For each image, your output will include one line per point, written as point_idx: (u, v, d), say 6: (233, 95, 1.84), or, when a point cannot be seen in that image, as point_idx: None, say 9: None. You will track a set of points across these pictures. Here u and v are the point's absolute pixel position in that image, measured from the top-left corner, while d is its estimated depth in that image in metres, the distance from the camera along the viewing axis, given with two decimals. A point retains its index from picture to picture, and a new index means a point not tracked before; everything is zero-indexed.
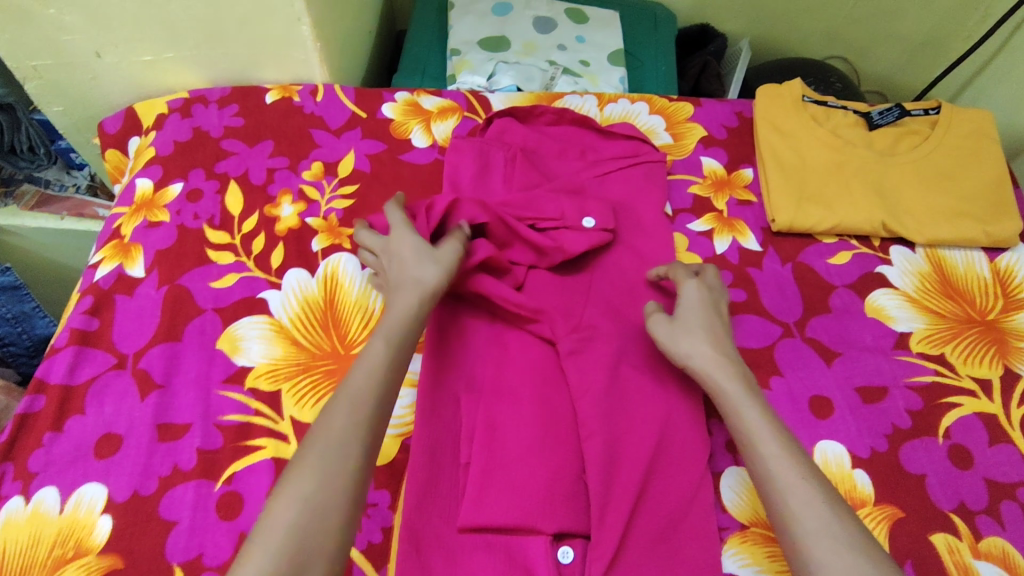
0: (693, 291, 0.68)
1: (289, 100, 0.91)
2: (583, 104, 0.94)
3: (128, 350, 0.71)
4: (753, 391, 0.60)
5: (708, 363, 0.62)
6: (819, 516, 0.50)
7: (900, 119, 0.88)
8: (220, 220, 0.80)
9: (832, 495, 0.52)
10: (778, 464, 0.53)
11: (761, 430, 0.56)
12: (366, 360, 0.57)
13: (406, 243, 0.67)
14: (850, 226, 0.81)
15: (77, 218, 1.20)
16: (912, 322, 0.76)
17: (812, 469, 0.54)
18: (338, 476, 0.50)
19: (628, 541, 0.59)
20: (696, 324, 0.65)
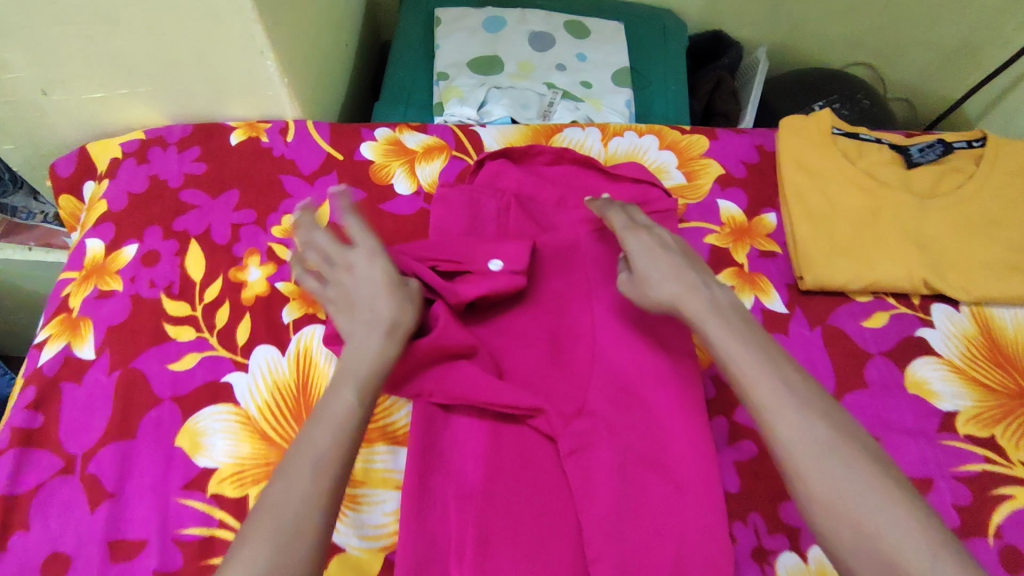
0: (637, 238, 0.63)
1: (256, 141, 0.81)
2: (584, 138, 0.84)
3: (78, 450, 0.64)
4: (729, 312, 0.56)
5: (673, 297, 0.58)
6: (792, 428, 0.48)
7: (942, 157, 0.79)
8: (179, 288, 0.72)
9: (807, 398, 0.50)
10: (750, 381, 0.51)
11: (733, 352, 0.53)
12: (329, 415, 0.51)
13: (374, 269, 0.60)
14: (887, 283, 0.72)
15: (46, 249, 1.06)
16: (958, 399, 0.68)
17: (790, 378, 0.51)
18: (296, 538, 0.45)
19: None
20: (654, 266, 0.60)
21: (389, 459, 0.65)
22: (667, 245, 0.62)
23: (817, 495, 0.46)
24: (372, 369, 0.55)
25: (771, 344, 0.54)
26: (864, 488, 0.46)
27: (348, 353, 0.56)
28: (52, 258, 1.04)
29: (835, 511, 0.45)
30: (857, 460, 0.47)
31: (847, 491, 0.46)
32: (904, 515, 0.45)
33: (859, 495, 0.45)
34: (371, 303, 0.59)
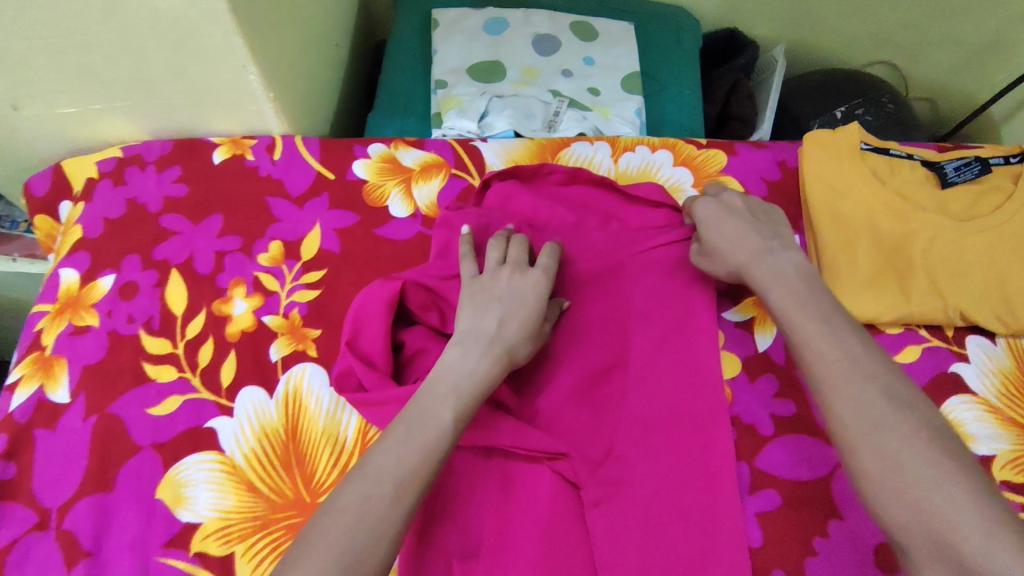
0: (706, 204, 0.63)
1: (241, 159, 0.76)
2: (594, 153, 0.78)
3: (53, 503, 0.59)
4: (793, 279, 0.54)
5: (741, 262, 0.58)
6: (844, 393, 0.46)
7: (980, 176, 0.73)
8: (159, 322, 0.67)
9: (870, 367, 0.47)
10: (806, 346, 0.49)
11: (790, 320, 0.51)
12: (425, 426, 0.48)
13: (526, 298, 0.57)
14: (921, 315, 0.67)
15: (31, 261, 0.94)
16: (996, 443, 0.63)
17: (855, 346, 0.48)
18: (369, 551, 0.41)
19: None
20: (717, 232, 0.61)
21: None
22: (736, 213, 0.62)
23: (863, 462, 0.44)
24: (477, 391, 0.51)
25: (839, 314, 0.51)
26: (924, 463, 0.42)
27: (449, 359, 0.52)
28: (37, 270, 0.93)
29: (879, 478, 0.42)
30: (911, 428, 0.43)
31: (894, 462, 0.42)
32: (961, 492, 0.40)
33: (915, 469, 0.42)
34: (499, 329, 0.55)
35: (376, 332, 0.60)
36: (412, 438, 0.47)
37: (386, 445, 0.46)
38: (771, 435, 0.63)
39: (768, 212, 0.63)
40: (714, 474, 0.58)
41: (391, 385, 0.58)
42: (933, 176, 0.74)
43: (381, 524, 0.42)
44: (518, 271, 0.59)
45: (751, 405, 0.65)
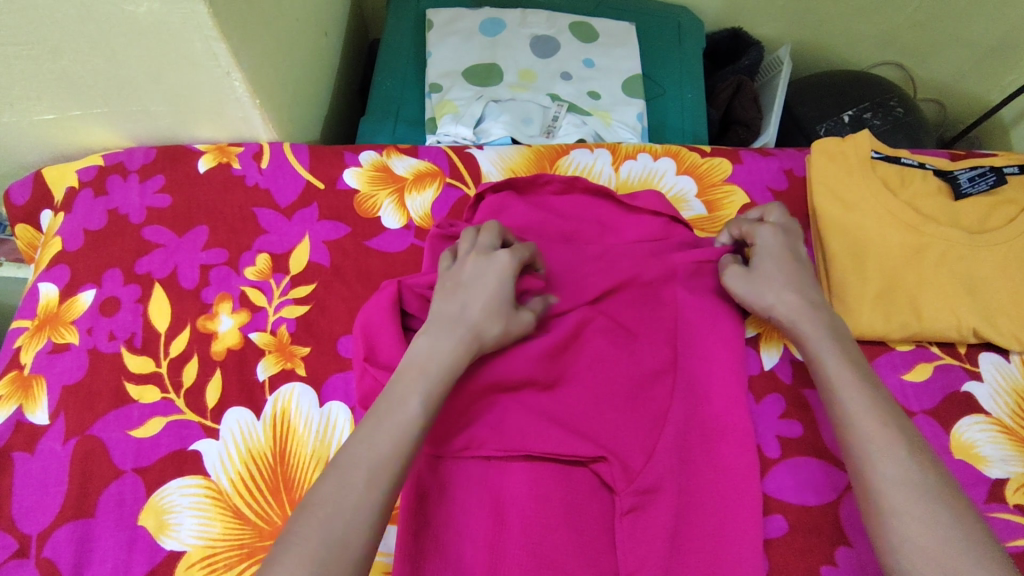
0: (769, 234, 0.62)
1: (227, 167, 0.73)
2: (594, 161, 0.76)
3: (32, 529, 0.57)
4: (840, 338, 0.56)
5: (788, 311, 0.58)
6: (892, 455, 0.47)
7: (995, 188, 0.70)
8: (141, 340, 0.65)
9: (915, 441, 0.48)
10: (856, 411, 0.50)
11: (841, 374, 0.53)
12: (395, 418, 0.46)
13: (488, 282, 0.54)
14: (933, 333, 0.65)
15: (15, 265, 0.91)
16: (1009, 465, 0.60)
17: (900, 416, 0.50)
18: (348, 544, 0.41)
19: None
20: (773, 271, 0.60)
21: None
22: (798, 255, 0.61)
23: (904, 527, 0.44)
24: (446, 372, 0.49)
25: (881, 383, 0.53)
26: (966, 539, 0.43)
27: (418, 347, 0.51)
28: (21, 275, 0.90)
29: (919, 543, 0.43)
30: (955, 505, 0.45)
31: (945, 533, 0.43)
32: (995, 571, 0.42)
33: (958, 543, 0.43)
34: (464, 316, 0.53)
35: (392, 340, 0.58)
36: (393, 434, 0.45)
37: (368, 438, 0.45)
38: (777, 458, 0.61)
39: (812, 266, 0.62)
40: (721, 501, 0.55)
41: None
42: (945, 186, 0.71)
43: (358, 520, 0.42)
44: (481, 255, 0.56)
45: (757, 427, 0.62)
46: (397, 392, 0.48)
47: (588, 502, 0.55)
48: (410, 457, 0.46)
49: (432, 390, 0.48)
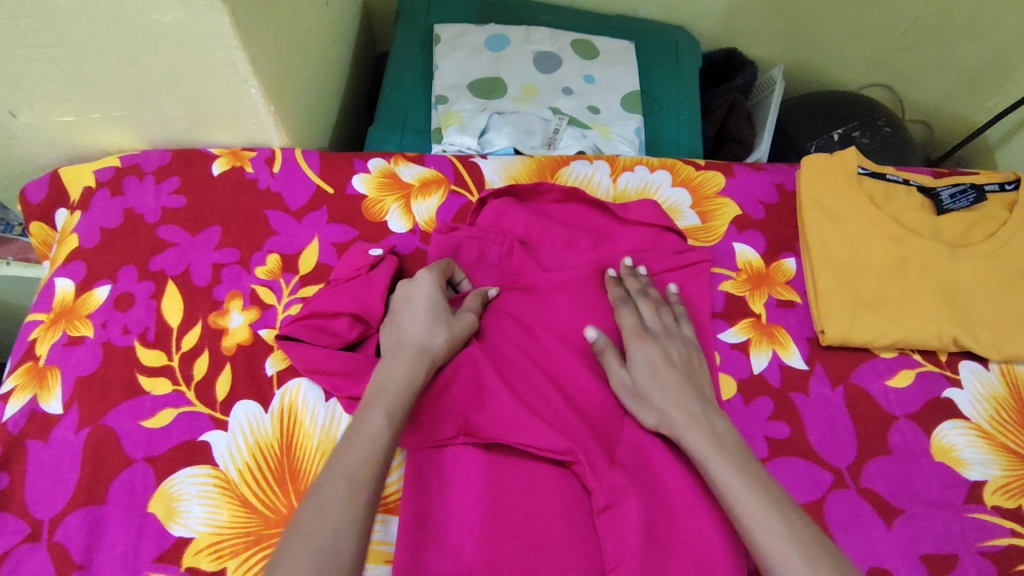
0: (641, 348, 0.62)
1: (240, 171, 0.76)
2: (593, 172, 0.78)
3: (45, 515, 0.59)
4: (735, 447, 0.55)
5: (671, 424, 0.57)
6: (790, 565, 0.46)
7: (975, 204, 0.73)
8: (154, 334, 0.67)
9: (806, 538, 0.48)
10: (749, 513, 0.49)
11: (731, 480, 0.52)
12: (363, 438, 0.49)
13: (420, 301, 0.61)
14: (915, 342, 0.68)
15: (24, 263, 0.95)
16: (987, 468, 0.64)
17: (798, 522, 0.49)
18: (343, 536, 0.43)
19: None
20: (655, 381, 0.59)
21: (379, 529, 0.59)
22: (671, 363, 0.61)
23: None
24: (403, 390, 0.54)
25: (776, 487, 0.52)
26: None
27: (383, 373, 0.56)
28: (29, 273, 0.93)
29: None
30: None
31: None
32: None
33: None
34: (409, 335, 0.59)
35: None
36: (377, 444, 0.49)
37: (351, 445, 0.49)
38: (766, 457, 0.63)
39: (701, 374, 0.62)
40: None
41: None
42: (929, 202, 0.74)
43: (346, 519, 0.44)
44: (406, 282, 0.64)
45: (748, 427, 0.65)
46: (365, 416, 0.51)
47: (583, 497, 0.58)
48: (380, 466, 0.48)
49: (392, 406, 0.52)
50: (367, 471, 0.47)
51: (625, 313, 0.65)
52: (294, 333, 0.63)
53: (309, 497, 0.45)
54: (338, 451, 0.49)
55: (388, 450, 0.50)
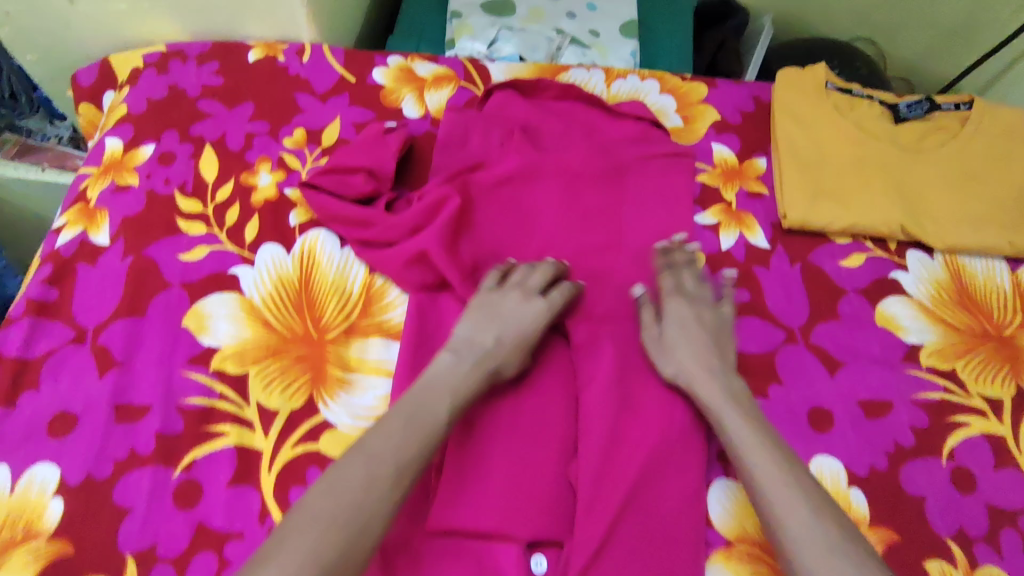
0: (676, 306, 0.69)
1: (273, 60, 0.84)
2: (589, 78, 0.87)
3: (89, 323, 0.67)
4: (743, 403, 0.61)
5: (691, 378, 0.63)
6: (794, 510, 0.52)
7: (928, 114, 0.82)
8: (192, 187, 0.75)
9: (809, 487, 0.54)
10: (753, 458, 0.56)
11: (738, 432, 0.58)
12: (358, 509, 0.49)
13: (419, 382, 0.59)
14: (867, 228, 0.76)
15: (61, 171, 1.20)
16: (924, 334, 0.72)
17: (798, 473, 0.55)
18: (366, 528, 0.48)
19: (609, 541, 0.57)
20: (684, 339, 0.66)
21: (383, 350, 0.68)
22: (702, 322, 0.68)
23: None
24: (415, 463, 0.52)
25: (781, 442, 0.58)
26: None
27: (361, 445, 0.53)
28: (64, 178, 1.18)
29: None
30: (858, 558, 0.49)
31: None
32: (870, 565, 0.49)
33: None
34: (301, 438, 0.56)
35: (415, 207, 0.70)
36: (412, 425, 0.54)
37: (386, 432, 0.53)
38: None
39: (723, 320, 0.69)
40: None
41: (401, 233, 0.70)
42: (888, 112, 0.82)
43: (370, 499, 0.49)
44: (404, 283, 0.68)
45: None
46: (432, 406, 0.56)
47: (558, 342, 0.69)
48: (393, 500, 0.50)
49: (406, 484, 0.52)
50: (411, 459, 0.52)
51: (669, 275, 0.71)
52: (317, 182, 0.71)
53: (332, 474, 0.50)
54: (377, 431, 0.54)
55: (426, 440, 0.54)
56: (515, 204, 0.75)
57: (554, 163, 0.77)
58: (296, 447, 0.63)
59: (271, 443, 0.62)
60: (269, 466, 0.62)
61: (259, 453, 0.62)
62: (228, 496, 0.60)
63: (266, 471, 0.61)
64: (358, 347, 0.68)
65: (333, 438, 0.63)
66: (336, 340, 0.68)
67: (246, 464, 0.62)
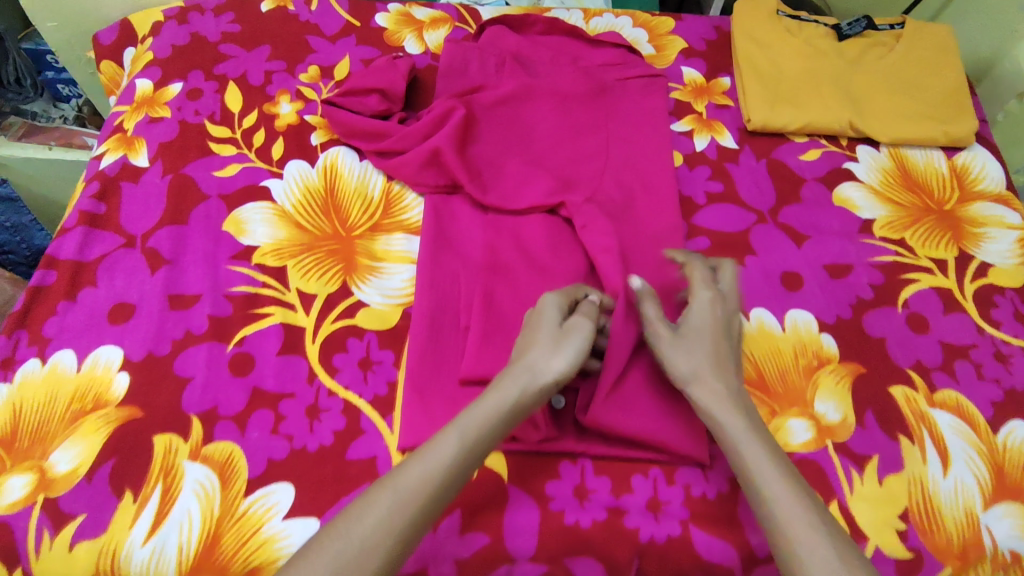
0: (707, 302, 0.64)
1: (284, 9, 0.93)
2: (570, 16, 0.97)
3: (138, 231, 0.74)
4: (762, 431, 0.57)
5: (711, 391, 0.59)
6: (820, 559, 0.48)
7: (866, 31, 0.93)
8: (220, 116, 0.83)
9: (841, 540, 0.49)
10: (778, 498, 0.52)
11: (763, 466, 0.54)
12: (363, 547, 0.46)
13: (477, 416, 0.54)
14: (820, 126, 0.87)
15: (65, 148, 1.23)
16: (876, 211, 0.83)
17: (824, 526, 0.50)
18: (362, 562, 0.46)
19: (617, 377, 0.66)
20: (702, 341, 0.61)
21: (405, 243, 0.76)
22: (726, 329, 0.63)
23: None
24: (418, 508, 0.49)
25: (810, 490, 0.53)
26: None
27: (368, 496, 0.49)
28: (70, 155, 1.21)
29: None
30: None
31: None
32: None
33: None
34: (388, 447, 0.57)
35: (426, 118, 0.79)
36: (410, 482, 0.50)
37: (375, 498, 0.49)
38: (704, 203, 0.82)
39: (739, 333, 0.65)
40: (658, 230, 0.77)
41: (415, 142, 0.79)
42: (832, 32, 0.94)
43: (379, 532, 0.47)
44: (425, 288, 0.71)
45: (692, 184, 0.83)
46: (439, 437, 0.52)
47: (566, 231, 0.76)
48: (394, 548, 0.48)
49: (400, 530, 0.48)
50: (419, 490, 0.49)
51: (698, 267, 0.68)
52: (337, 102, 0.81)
53: (349, 517, 0.48)
54: (403, 464, 0.51)
55: (451, 478, 0.51)
56: (513, 118, 0.84)
57: (545, 83, 0.86)
58: (335, 322, 0.70)
59: (312, 320, 0.70)
60: (312, 339, 0.69)
61: (303, 329, 0.69)
62: (278, 363, 0.67)
63: (310, 342, 0.68)
64: (383, 241, 0.76)
65: (367, 314, 0.71)
66: (363, 236, 0.76)
67: (291, 338, 0.69)
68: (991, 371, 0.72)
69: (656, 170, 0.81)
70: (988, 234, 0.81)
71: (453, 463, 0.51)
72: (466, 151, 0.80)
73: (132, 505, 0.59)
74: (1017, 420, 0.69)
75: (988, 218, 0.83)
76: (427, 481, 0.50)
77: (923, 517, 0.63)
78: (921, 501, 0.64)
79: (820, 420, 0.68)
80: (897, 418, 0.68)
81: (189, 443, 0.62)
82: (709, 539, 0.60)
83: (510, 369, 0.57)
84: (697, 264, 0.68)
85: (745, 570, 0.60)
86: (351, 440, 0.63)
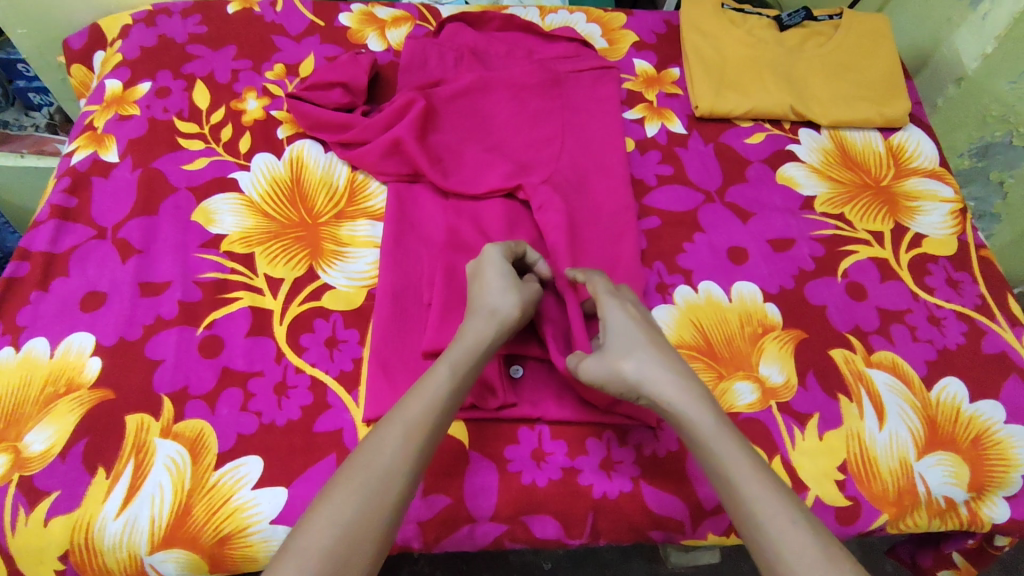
0: (615, 308, 0.63)
1: (250, 11, 0.96)
2: (526, 13, 1.02)
3: (108, 223, 0.77)
4: (726, 423, 0.55)
5: (663, 392, 0.57)
6: (800, 549, 0.47)
7: (805, 21, 0.99)
8: (188, 113, 0.86)
9: (819, 527, 0.49)
10: (753, 495, 0.51)
11: (736, 460, 0.52)
12: (378, 483, 0.49)
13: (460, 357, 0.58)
14: (763, 111, 0.92)
15: (37, 156, 1.19)
16: (817, 189, 0.87)
17: (802, 515, 0.50)
18: (387, 486, 0.49)
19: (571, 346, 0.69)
20: (635, 342, 0.60)
21: (369, 229, 0.79)
22: (639, 320, 0.63)
23: None
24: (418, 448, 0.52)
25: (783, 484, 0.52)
26: None
27: (366, 443, 0.52)
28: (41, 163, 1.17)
29: None
30: None
31: None
32: None
33: None
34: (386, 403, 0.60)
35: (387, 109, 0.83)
36: (411, 434, 0.52)
37: (380, 441, 0.51)
38: (654, 185, 0.86)
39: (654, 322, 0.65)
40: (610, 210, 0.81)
41: (377, 132, 0.83)
42: (774, 23, 1.00)
43: (399, 460, 0.51)
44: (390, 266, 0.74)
45: (643, 167, 0.87)
46: (433, 371, 0.56)
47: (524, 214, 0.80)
48: (408, 483, 0.51)
49: (416, 466, 0.52)
50: (423, 422, 0.53)
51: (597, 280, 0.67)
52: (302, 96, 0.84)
53: (366, 448, 0.51)
54: (403, 402, 0.55)
55: (444, 411, 0.55)
56: (472, 109, 0.88)
57: (501, 74, 0.90)
58: (302, 304, 0.73)
59: (280, 302, 0.73)
60: (280, 320, 0.72)
61: (270, 312, 0.72)
62: (246, 344, 0.70)
63: (277, 323, 0.71)
64: (347, 227, 0.79)
65: (332, 296, 0.74)
66: (328, 223, 0.79)
67: (259, 320, 0.71)
68: (925, 333, 0.77)
69: (607, 153, 0.85)
70: (922, 207, 0.86)
71: (444, 400, 0.55)
72: (427, 140, 0.83)
73: (104, 481, 0.61)
74: (949, 377, 0.73)
75: (922, 193, 0.88)
76: (421, 428, 0.53)
77: (861, 468, 0.67)
78: (858, 453, 0.68)
79: (764, 382, 0.72)
80: (836, 378, 0.72)
81: (160, 422, 0.64)
82: (658, 492, 0.64)
83: (473, 314, 0.62)
84: (596, 279, 0.67)
85: (694, 522, 0.65)
86: (318, 414, 0.66)
